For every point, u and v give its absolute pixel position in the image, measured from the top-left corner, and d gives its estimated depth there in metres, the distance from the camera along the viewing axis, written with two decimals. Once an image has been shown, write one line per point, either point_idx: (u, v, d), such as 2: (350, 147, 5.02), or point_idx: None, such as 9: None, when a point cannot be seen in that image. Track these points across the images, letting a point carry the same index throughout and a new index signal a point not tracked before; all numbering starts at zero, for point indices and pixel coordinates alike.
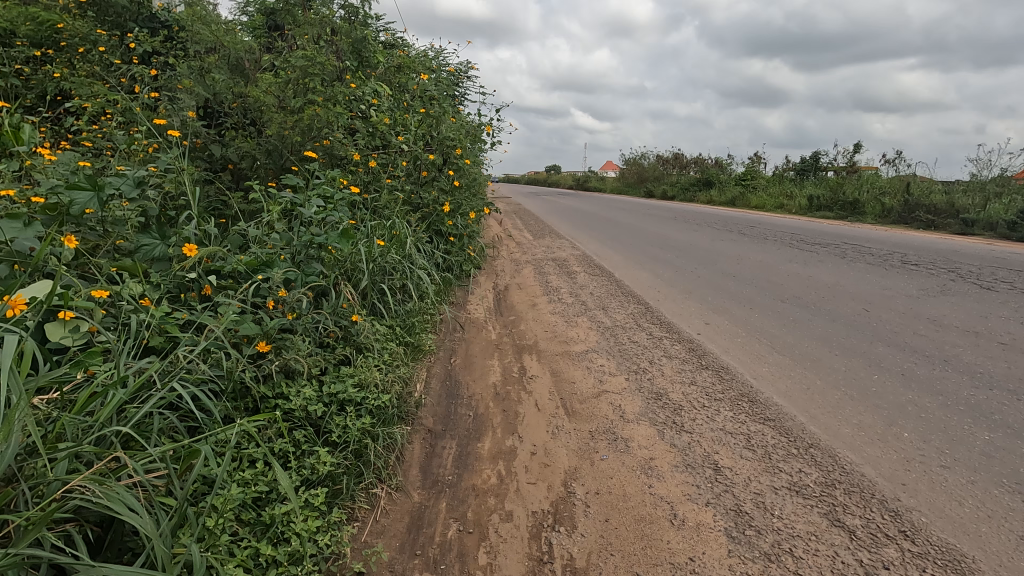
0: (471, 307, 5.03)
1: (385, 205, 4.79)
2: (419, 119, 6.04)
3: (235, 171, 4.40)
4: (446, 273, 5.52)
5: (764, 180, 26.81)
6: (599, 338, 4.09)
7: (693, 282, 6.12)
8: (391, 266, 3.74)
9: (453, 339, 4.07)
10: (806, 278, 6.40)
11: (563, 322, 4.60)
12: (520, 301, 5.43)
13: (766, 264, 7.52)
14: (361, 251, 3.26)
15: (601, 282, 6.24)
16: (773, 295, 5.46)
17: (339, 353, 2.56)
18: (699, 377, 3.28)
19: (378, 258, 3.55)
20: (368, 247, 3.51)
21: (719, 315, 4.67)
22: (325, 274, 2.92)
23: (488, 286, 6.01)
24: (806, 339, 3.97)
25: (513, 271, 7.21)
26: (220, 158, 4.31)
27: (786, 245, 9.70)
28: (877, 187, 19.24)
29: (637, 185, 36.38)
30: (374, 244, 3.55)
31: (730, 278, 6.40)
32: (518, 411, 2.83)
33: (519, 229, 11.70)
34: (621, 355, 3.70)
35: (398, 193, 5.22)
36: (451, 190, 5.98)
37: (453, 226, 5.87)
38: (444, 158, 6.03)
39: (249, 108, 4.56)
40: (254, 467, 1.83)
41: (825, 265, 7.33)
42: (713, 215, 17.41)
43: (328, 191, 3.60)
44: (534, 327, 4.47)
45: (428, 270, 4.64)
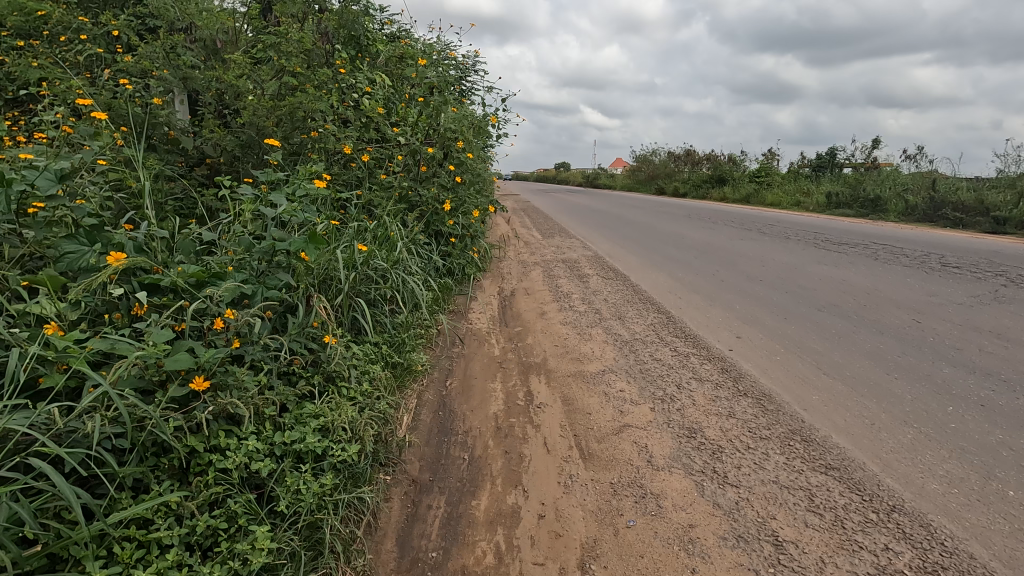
0: (473, 316, 4.55)
1: (377, 203, 4.32)
2: (419, 109, 5.55)
3: (211, 165, 3.95)
4: (446, 277, 5.06)
5: (779, 177, 26.07)
6: (617, 356, 3.59)
7: (716, 286, 5.59)
8: (378, 274, 3.27)
9: (450, 356, 3.59)
10: (840, 282, 5.84)
11: (575, 335, 4.09)
12: (527, 309, 4.94)
13: (793, 266, 6.96)
14: (340, 257, 2.78)
15: (616, 286, 5.73)
16: (808, 302, 4.92)
17: (302, 385, 2.09)
18: (737, 406, 2.78)
19: (362, 265, 3.08)
20: (350, 253, 3.04)
21: (750, 327, 4.15)
22: (292, 287, 2.45)
23: (492, 292, 5.53)
24: (856, 357, 3.45)
25: (520, 273, 6.72)
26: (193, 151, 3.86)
27: (811, 245, 9.10)
28: (899, 184, 18.51)
29: (649, 181, 35.72)
30: (357, 249, 3.07)
31: (757, 282, 5.86)
32: (523, 453, 2.35)
33: (528, 228, 11.18)
34: (644, 376, 3.20)
35: (393, 189, 4.74)
36: (452, 186, 5.48)
37: (455, 226, 5.39)
38: (446, 153, 5.53)
39: (226, 95, 4.08)
40: (163, 560, 1.38)
41: (859, 268, 6.77)
42: (730, 213, 16.82)
43: (305, 188, 3.13)
44: (542, 341, 3.97)
45: (424, 277, 4.17)
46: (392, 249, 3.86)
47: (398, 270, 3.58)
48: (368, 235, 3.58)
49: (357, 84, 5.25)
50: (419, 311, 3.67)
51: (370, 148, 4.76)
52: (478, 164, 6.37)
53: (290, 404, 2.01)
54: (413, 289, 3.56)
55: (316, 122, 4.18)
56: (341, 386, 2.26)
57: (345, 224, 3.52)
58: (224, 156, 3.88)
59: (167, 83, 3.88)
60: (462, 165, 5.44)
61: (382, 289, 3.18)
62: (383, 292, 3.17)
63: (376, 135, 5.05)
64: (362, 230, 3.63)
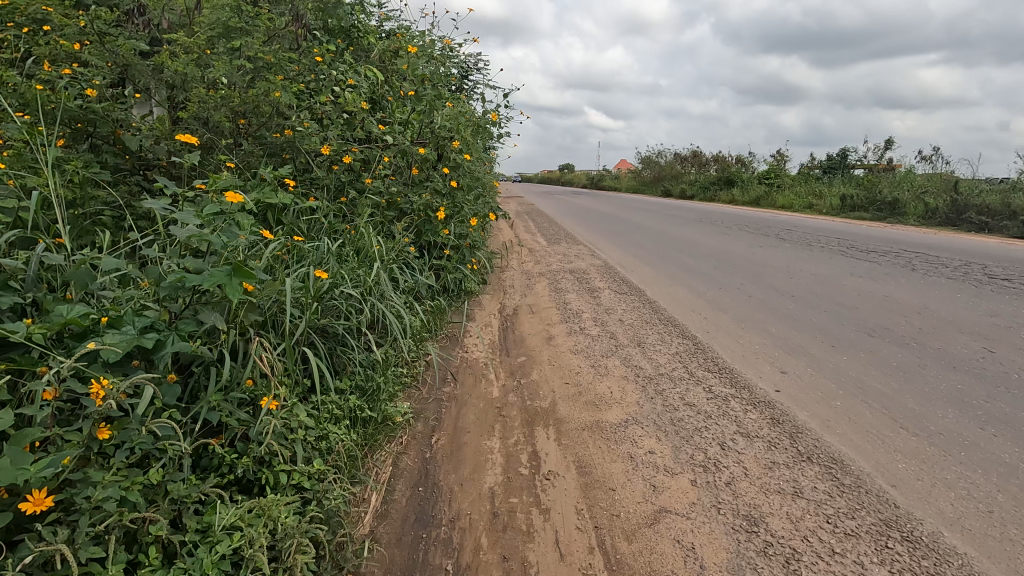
0: (469, 343, 3.94)
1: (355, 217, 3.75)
2: (410, 105, 4.94)
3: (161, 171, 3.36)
4: (439, 296, 4.47)
5: (790, 178, 25.37)
6: (640, 399, 2.97)
7: (744, 305, 4.97)
8: (347, 304, 2.68)
9: (439, 400, 2.98)
10: (883, 299, 5.20)
11: (589, 368, 3.47)
12: (532, 332, 4.33)
13: (824, 278, 6.33)
14: (288, 287, 2.18)
15: (631, 304, 5.11)
16: (854, 325, 4.29)
17: (208, 485, 1.50)
18: (803, 479, 2.16)
19: (321, 297, 2.49)
20: (306, 281, 2.44)
21: (794, 359, 3.52)
22: (219, 334, 1.85)
23: (493, 311, 4.92)
24: (933, 402, 2.83)
25: (524, 287, 6.12)
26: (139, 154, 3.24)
27: (837, 253, 8.47)
28: (918, 186, 17.81)
29: (655, 183, 35.08)
30: (316, 275, 2.48)
31: (788, 299, 5.23)
32: (529, 561, 1.74)
33: (531, 234, 10.55)
34: (677, 432, 2.58)
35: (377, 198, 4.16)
36: (447, 192, 4.88)
37: (449, 236, 4.79)
38: (440, 154, 4.92)
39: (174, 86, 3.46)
40: None
41: (897, 281, 6.11)
42: (740, 216, 16.19)
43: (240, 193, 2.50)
44: (550, 376, 3.35)
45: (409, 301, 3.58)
46: (370, 268, 3.26)
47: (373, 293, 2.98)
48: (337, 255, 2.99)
49: (338, 77, 4.64)
50: (403, 344, 3.07)
51: (352, 148, 4.16)
52: (477, 165, 5.75)
53: (190, 513, 1.43)
54: (392, 317, 2.94)
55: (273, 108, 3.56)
56: (278, 471, 1.67)
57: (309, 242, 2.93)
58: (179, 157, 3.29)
59: (113, 61, 3.17)
60: (459, 166, 4.81)
61: (351, 323, 2.58)
62: (352, 325, 2.56)
63: (360, 135, 4.45)
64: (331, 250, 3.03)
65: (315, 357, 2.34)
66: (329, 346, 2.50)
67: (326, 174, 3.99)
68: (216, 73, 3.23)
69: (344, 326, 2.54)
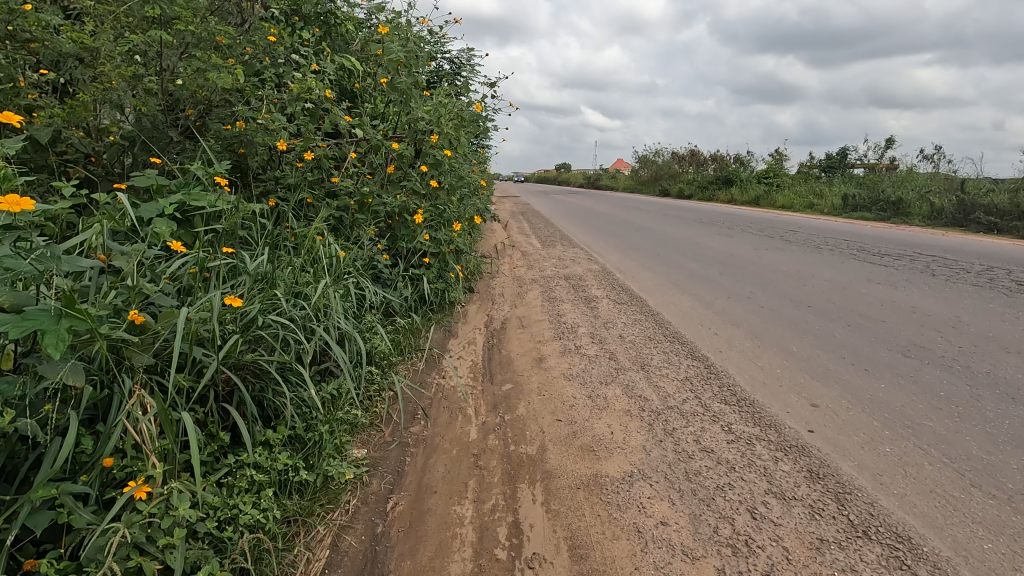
0: (447, 368, 3.43)
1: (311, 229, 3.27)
2: (383, 96, 4.41)
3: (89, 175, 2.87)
4: (415, 311, 3.97)
5: (790, 177, 24.91)
6: (647, 443, 2.47)
7: (756, 318, 4.48)
8: (282, 335, 2.15)
9: (404, 443, 2.47)
10: (910, 310, 4.70)
11: (584, 399, 2.97)
12: (520, 351, 3.82)
13: (840, 285, 5.85)
14: (181, 316, 1.65)
15: (632, 317, 4.60)
16: (884, 343, 3.79)
17: None
18: (864, 568, 1.67)
19: (240, 328, 1.98)
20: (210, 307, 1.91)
21: (824, 388, 3.02)
22: (68, 395, 1.37)
23: (478, 325, 4.42)
24: (1003, 448, 2.34)
25: (514, 295, 5.60)
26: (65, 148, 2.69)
27: (849, 256, 7.99)
28: (923, 185, 17.37)
29: (652, 183, 34.61)
30: (221, 302, 1.93)
31: (804, 310, 4.75)
32: None
33: (525, 236, 10.03)
34: (694, 492, 2.07)
35: (335, 211, 3.71)
36: (427, 193, 4.38)
37: (429, 242, 4.29)
38: (419, 149, 4.39)
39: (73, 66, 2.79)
40: None
41: (920, 288, 5.61)
42: (740, 217, 15.68)
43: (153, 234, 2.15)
44: (539, 409, 2.84)
45: (373, 321, 3.08)
46: (319, 282, 2.74)
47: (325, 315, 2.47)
48: (276, 274, 2.46)
49: (300, 62, 4.11)
50: (360, 375, 2.56)
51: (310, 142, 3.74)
52: (463, 160, 5.23)
53: None
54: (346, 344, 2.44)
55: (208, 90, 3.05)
56: None
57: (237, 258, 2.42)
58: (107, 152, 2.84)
59: (16, 16, 2.53)
60: (441, 163, 4.28)
61: (285, 358, 2.04)
62: (284, 362, 2.04)
63: (326, 129, 3.93)
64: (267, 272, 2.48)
65: (235, 411, 1.88)
66: (254, 390, 2.00)
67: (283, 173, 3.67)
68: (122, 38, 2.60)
69: (275, 363, 2.02)
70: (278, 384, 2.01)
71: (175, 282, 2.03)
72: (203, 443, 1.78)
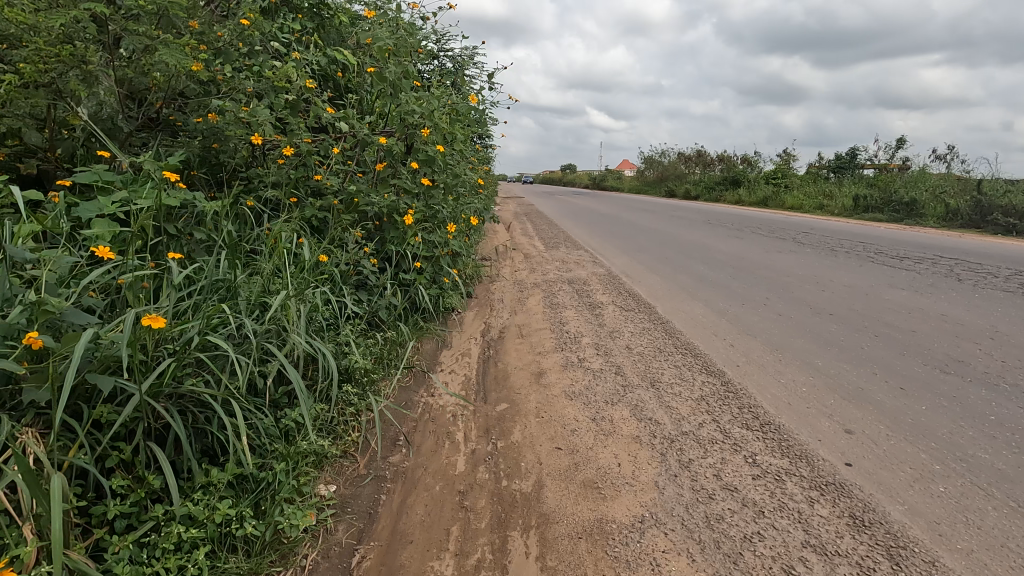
0: (436, 385, 3.11)
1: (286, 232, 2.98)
2: (372, 88, 4.10)
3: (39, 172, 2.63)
4: (403, 321, 3.66)
5: (799, 178, 24.49)
6: (659, 478, 2.15)
7: (774, 328, 4.14)
8: (224, 360, 1.82)
9: (380, 477, 2.16)
10: (941, 319, 4.35)
11: (588, 422, 2.64)
12: (517, 364, 3.50)
13: (862, 291, 5.49)
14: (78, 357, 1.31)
15: (640, 326, 4.27)
16: (918, 358, 3.45)
17: None
18: None
19: (171, 356, 1.64)
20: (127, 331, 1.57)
21: (858, 411, 2.68)
22: None
23: (473, 335, 4.10)
24: None
25: (515, 301, 5.29)
26: (12, 145, 2.49)
27: (867, 259, 7.63)
28: (937, 186, 16.91)
29: (658, 184, 34.24)
30: (143, 326, 1.57)
31: (826, 319, 4.41)
32: None
33: (528, 237, 9.73)
34: (717, 544, 1.75)
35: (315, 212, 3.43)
36: (419, 192, 4.06)
37: (421, 244, 3.97)
38: (410, 145, 4.07)
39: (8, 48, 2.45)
40: None
41: (948, 295, 5.25)
42: (749, 218, 15.30)
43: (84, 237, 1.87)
44: (536, 434, 2.51)
45: (351, 336, 2.77)
46: (286, 293, 2.42)
47: (289, 329, 2.15)
48: (230, 286, 2.17)
49: (282, 50, 3.82)
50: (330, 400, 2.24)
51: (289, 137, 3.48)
52: (460, 157, 4.92)
53: None
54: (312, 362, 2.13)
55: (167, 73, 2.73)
56: None
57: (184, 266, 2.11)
58: (61, 146, 2.59)
59: None
60: (433, 160, 3.94)
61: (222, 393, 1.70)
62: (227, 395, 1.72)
63: (308, 122, 3.64)
64: (221, 283, 2.17)
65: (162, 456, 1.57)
66: (190, 428, 1.68)
67: (262, 170, 3.44)
68: (58, 16, 2.28)
69: (216, 395, 1.70)
70: (221, 418, 1.70)
71: (103, 294, 1.73)
72: (127, 488, 1.51)
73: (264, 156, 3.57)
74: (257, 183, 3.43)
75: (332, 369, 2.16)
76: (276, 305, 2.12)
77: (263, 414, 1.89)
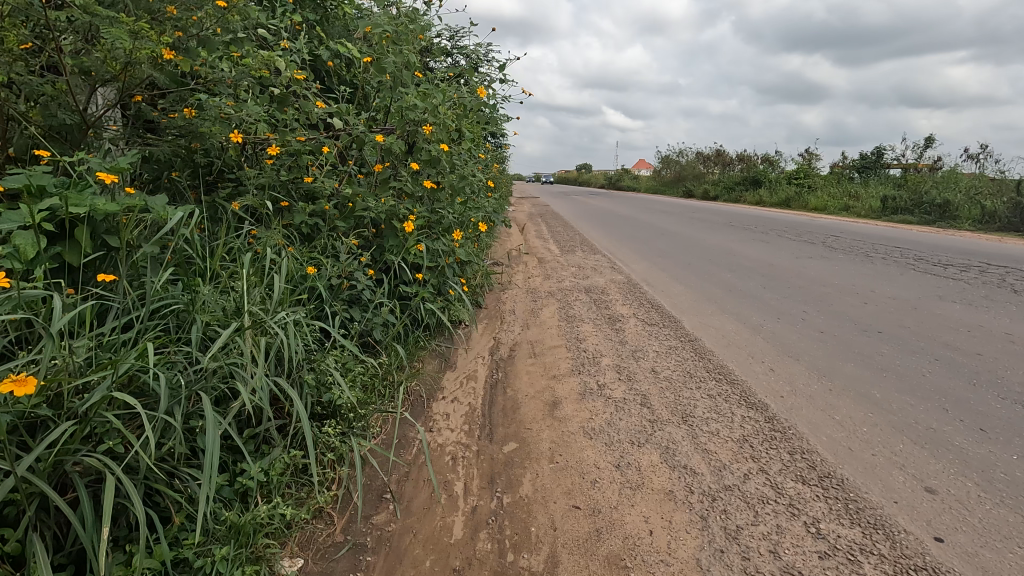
0: (435, 418, 2.73)
1: (263, 242, 2.68)
2: (370, 81, 3.73)
3: None
4: (402, 339, 3.29)
5: (822, 178, 23.73)
6: (702, 554, 1.74)
7: (817, 349, 3.70)
8: (141, 416, 1.46)
9: (360, 546, 1.78)
10: (1007, 340, 3.86)
11: (611, 470, 2.24)
12: (529, 390, 3.10)
13: (909, 304, 5.00)
14: None
15: (666, 345, 3.84)
16: (992, 389, 2.99)
17: None
18: None
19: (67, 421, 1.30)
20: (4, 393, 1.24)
21: (935, 462, 2.25)
22: None
23: (480, 353, 3.71)
24: None
25: (527, 312, 4.89)
26: None
27: (907, 266, 7.09)
28: (971, 187, 16.15)
29: (676, 184, 33.58)
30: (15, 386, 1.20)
31: (875, 338, 3.94)
32: None
33: (543, 241, 9.32)
34: None
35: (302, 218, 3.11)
36: (421, 195, 3.68)
37: (424, 253, 3.59)
38: (412, 143, 3.69)
39: None
40: None
41: (1006, 309, 4.74)
42: (772, 220, 14.70)
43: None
44: (549, 487, 2.12)
45: (334, 365, 2.41)
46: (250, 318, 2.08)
47: (244, 367, 1.79)
48: (196, 310, 1.98)
49: (271, 38, 3.47)
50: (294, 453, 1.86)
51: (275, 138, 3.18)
52: (469, 156, 4.53)
53: None
54: (273, 403, 1.80)
55: (124, 61, 2.38)
56: None
57: (130, 300, 1.85)
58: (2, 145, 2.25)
59: None
60: (437, 160, 3.54)
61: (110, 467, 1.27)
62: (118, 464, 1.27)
63: (297, 119, 3.30)
64: (180, 312, 1.97)
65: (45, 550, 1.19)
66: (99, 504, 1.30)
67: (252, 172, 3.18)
68: None
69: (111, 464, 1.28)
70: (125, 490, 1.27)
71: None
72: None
73: (254, 157, 3.34)
74: (246, 187, 3.16)
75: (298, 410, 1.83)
76: (220, 341, 1.72)
77: (194, 481, 1.50)
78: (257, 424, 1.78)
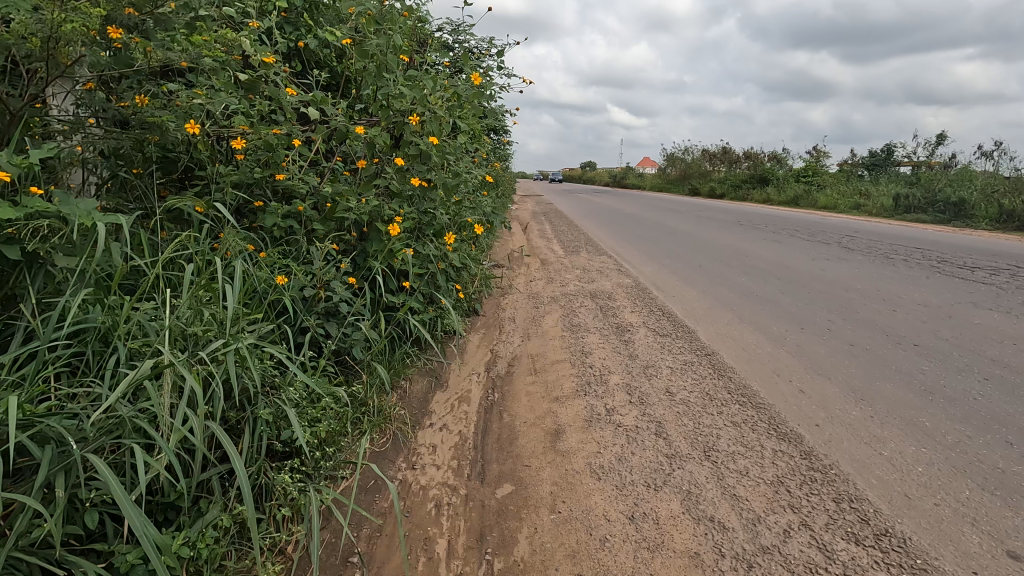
0: (420, 452, 2.39)
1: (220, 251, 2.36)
2: (354, 67, 3.37)
3: None
4: (386, 354, 2.94)
5: (831, 176, 23.25)
6: None
7: (850, 366, 3.33)
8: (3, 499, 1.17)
9: None
10: None
11: (624, 523, 1.88)
12: (528, 415, 2.75)
13: (942, 312, 4.61)
14: None
15: (681, 361, 3.47)
16: None
17: None
18: None
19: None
20: None
21: (1014, 516, 1.88)
22: None
23: (475, 369, 3.36)
24: None
25: (528, 320, 4.53)
26: None
27: (930, 269, 6.69)
28: (987, 185, 15.68)
29: (681, 182, 33.13)
30: None
31: (913, 353, 3.57)
32: None
33: (546, 241, 8.95)
34: None
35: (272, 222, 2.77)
36: (410, 194, 3.32)
37: (412, 258, 3.23)
38: (400, 136, 3.33)
39: None
40: None
41: None
42: (780, 219, 14.27)
43: None
44: (550, 548, 1.77)
45: (298, 394, 2.06)
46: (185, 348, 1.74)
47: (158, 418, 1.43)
48: (123, 333, 1.66)
49: (243, 18, 3.11)
50: (228, 522, 1.52)
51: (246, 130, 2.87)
52: (465, 151, 4.17)
53: None
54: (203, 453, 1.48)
55: (52, 38, 2.02)
56: None
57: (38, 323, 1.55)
58: None
59: None
60: (426, 154, 3.18)
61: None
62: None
63: (268, 109, 2.95)
64: (108, 332, 1.66)
65: None
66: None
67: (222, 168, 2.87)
68: None
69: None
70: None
71: None
72: None
73: (227, 153, 3.03)
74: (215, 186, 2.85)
75: (235, 460, 1.49)
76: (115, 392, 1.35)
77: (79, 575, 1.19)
78: (183, 480, 1.46)
